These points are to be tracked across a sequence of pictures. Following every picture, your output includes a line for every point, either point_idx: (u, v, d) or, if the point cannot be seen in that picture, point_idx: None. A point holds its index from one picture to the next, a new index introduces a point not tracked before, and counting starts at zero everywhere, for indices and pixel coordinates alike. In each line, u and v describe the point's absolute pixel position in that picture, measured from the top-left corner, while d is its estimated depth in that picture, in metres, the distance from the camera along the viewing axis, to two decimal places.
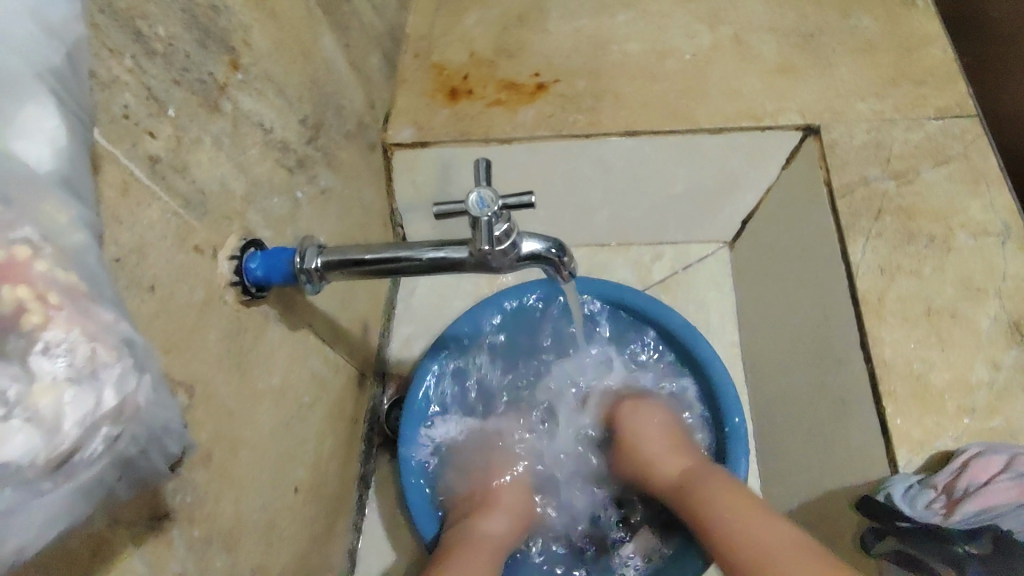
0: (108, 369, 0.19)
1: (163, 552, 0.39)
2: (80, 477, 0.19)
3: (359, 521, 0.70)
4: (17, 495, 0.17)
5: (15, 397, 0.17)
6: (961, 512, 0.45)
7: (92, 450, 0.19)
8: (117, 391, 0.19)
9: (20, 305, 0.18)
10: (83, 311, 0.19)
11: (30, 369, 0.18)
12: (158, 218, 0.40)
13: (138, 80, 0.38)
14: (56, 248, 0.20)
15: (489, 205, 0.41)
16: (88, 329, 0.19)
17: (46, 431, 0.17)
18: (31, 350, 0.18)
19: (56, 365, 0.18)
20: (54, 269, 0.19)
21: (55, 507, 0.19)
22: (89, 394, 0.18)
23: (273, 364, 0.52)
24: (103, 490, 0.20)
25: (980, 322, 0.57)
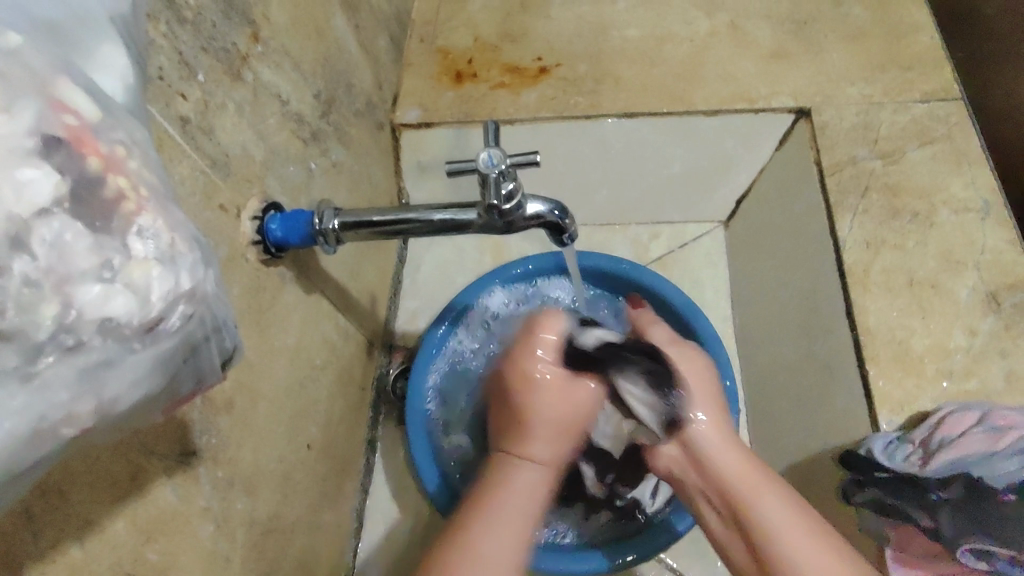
0: (187, 257, 0.21)
1: (191, 485, 0.41)
2: (161, 348, 0.21)
3: (365, 484, 0.73)
4: (114, 352, 0.19)
5: (118, 266, 0.19)
6: (936, 461, 0.48)
7: (172, 323, 0.21)
8: (193, 275, 0.21)
9: (120, 192, 0.20)
10: (164, 207, 0.21)
11: (127, 245, 0.19)
12: (187, 176, 0.42)
13: (171, 44, 0.41)
14: (143, 154, 0.22)
15: (498, 163, 0.44)
16: (170, 221, 0.21)
17: (139, 300, 0.19)
18: (129, 230, 0.20)
19: (147, 246, 0.20)
20: (143, 169, 0.21)
21: (139, 371, 0.21)
22: (172, 273, 0.20)
23: (289, 323, 0.55)
24: (175, 367, 0.23)
25: (959, 293, 0.59)
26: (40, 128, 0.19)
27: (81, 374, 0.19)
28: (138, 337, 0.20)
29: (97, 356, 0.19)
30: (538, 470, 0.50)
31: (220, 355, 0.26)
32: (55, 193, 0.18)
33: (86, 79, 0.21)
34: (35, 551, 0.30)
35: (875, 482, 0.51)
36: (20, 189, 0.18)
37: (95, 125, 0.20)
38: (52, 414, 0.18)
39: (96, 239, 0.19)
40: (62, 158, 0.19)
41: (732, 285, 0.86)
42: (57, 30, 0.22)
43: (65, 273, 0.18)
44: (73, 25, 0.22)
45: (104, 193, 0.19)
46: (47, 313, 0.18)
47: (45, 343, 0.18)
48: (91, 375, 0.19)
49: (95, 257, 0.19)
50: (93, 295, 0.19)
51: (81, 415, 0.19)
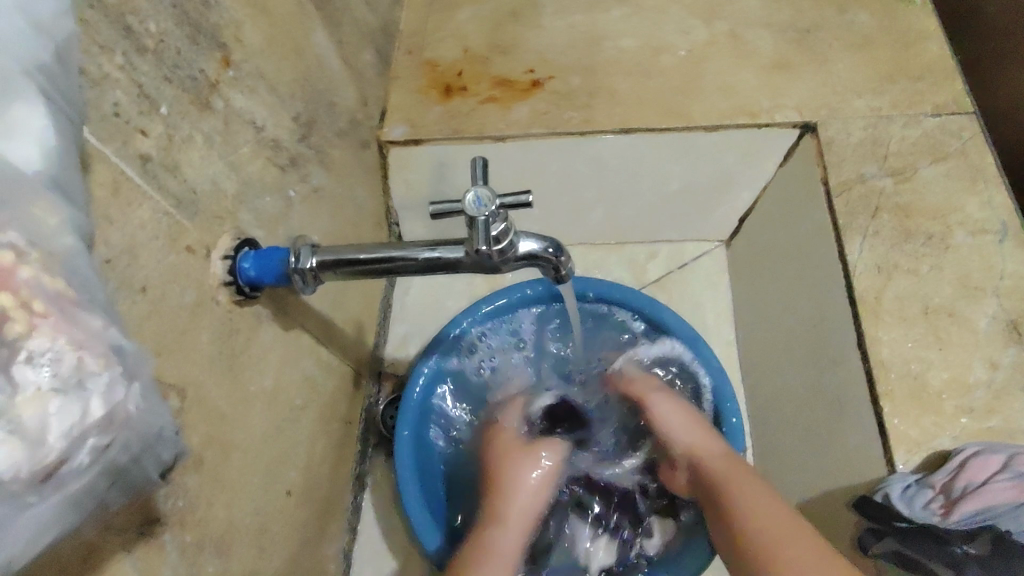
0: (97, 379, 0.20)
1: (155, 556, 0.38)
2: (68, 487, 0.20)
3: (354, 522, 0.69)
4: (6, 510, 0.18)
5: (1, 408, 0.18)
6: (958, 512, 0.45)
7: (80, 461, 0.20)
8: (104, 402, 0.20)
9: (5, 312, 0.19)
10: (71, 318, 0.20)
11: (15, 379, 0.18)
12: (149, 219, 0.39)
13: (128, 77, 0.37)
14: (45, 251, 0.21)
15: (486, 205, 0.40)
16: (76, 338, 0.20)
17: (30, 443, 0.18)
18: (16, 360, 0.18)
19: (43, 375, 0.19)
20: (41, 276, 0.20)
21: (50, 514, 0.20)
22: (75, 404, 0.19)
23: (266, 365, 0.51)
24: (93, 496, 0.22)
25: (978, 322, 0.56)
26: None
27: None
28: (33, 488, 0.19)
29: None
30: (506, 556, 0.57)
31: (156, 465, 0.27)
32: None
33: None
34: None
35: (895, 532, 0.48)
36: None
37: None
38: None
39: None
40: None
41: (735, 306, 0.82)
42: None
43: None
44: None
45: None
46: None
47: None
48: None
49: None
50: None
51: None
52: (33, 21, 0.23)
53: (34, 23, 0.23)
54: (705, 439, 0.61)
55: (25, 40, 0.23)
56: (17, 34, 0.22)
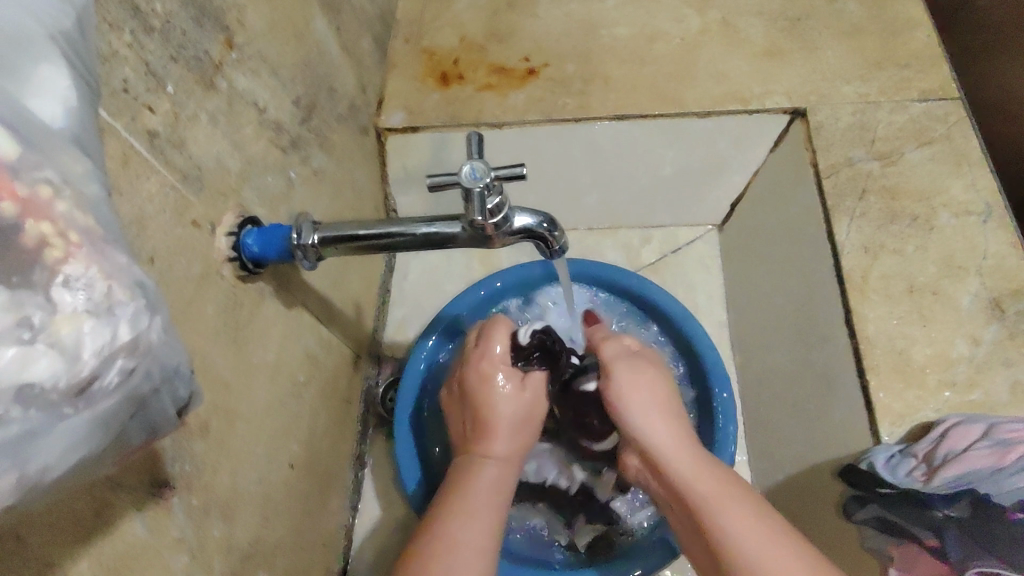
0: (126, 306, 0.20)
1: (163, 518, 0.39)
2: (98, 407, 0.20)
3: (354, 499, 0.71)
4: (43, 420, 0.18)
5: (40, 323, 0.18)
6: (940, 478, 0.47)
7: (110, 381, 0.20)
8: (132, 327, 0.20)
9: (42, 239, 0.19)
10: (102, 253, 0.20)
11: (53, 299, 0.19)
12: (157, 191, 0.40)
13: (136, 54, 0.39)
14: (75, 191, 0.20)
15: (482, 176, 0.42)
16: (107, 268, 0.20)
17: (68, 358, 0.18)
18: (53, 281, 0.19)
19: (77, 297, 0.19)
20: (74, 212, 0.20)
21: (78, 435, 0.20)
22: (106, 327, 0.19)
23: (268, 340, 0.52)
24: (120, 425, 0.22)
25: (960, 299, 0.58)
26: None
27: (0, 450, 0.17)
28: (67, 401, 0.19)
29: (19, 427, 0.18)
30: (501, 466, 0.52)
31: (174, 405, 0.25)
32: None
33: (11, 109, 0.19)
34: None
35: (879, 499, 0.49)
36: None
37: (14, 165, 0.19)
38: None
39: (13, 295, 0.18)
40: None
41: (727, 289, 0.84)
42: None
43: None
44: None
45: (23, 242, 0.18)
46: None
47: None
48: (15, 446, 0.18)
49: (12, 316, 0.18)
50: (10, 358, 0.17)
51: (4, 490, 0.18)
52: None
53: None
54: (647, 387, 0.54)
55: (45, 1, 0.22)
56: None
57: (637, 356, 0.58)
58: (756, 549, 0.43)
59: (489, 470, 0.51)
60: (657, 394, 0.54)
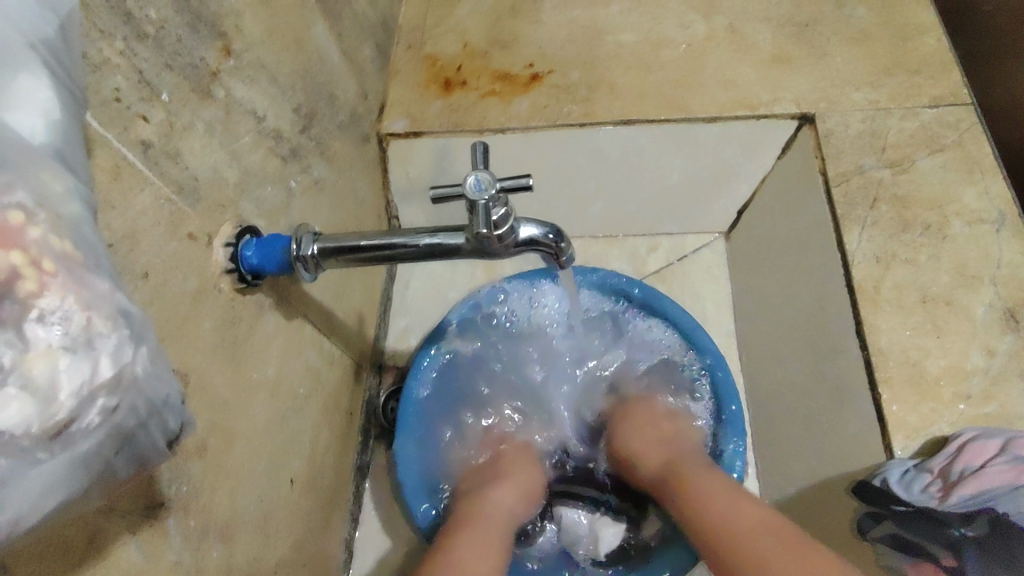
0: (106, 339, 0.19)
1: (158, 540, 0.38)
2: (77, 448, 0.19)
3: (355, 513, 0.70)
4: (15, 464, 0.17)
5: (11, 363, 0.17)
6: (956, 495, 0.46)
7: (89, 421, 0.19)
8: (115, 362, 0.19)
9: (14, 270, 0.17)
10: (80, 280, 0.19)
11: (26, 336, 0.17)
12: (151, 204, 0.39)
13: (129, 63, 0.38)
14: (52, 213, 0.19)
15: (486, 188, 0.41)
16: (86, 298, 0.19)
17: (41, 400, 0.17)
18: (26, 316, 0.17)
19: (53, 333, 0.18)
20: (49, 237, 0.19)
21: (54, 476, 0.19)
22: (85, 363, 0.18)
23: (268, 354, 0.51)
24: (102, 462, 0.21)
25: (975, 310, 0.57)
26: None
27: None
28: (42, 445, 0.18)
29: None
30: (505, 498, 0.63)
31: (164, 437, 0.24)
32: None
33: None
34: None
35: (893, 516, 0.49)
36: None
37: None
38: None
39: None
40: None
41: (735, 298, 0.83)
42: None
43: None
44: None
45: None
46: None
47: None
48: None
49: None
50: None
51: None
52: None
53: None
54: (646, 425, 0.69)
55: (26, 9, 0.21)
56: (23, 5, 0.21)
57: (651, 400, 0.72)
58: (741, 527, 0.51)
59: (484, 516, 0.60)
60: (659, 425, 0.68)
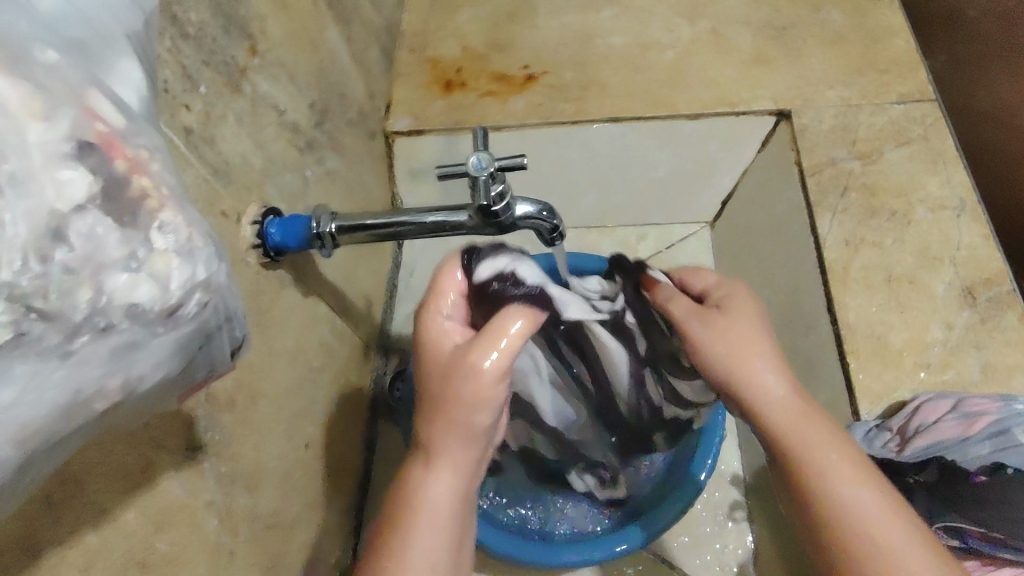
0: (203, 250, 0.23)
1: (196, 479, 0.43)
2: (180, 333, 0.23)
3: (364, 483, 0.75)
4: (141, 334, 0.21)
5: (143, 257, 0.21)
6: (911, 448, 0.51)
7: (190, 310, 0.23)
8: (209, 269, 0.23)
9: (143, 192, 0.22)
10: (181, 206, 0.23)
11: (150, 239, 0.21)
12: (190, 184, 0.44)
13: (175, 59, 0.43)
14: (164, 158, 0.24)
15: (486, 166, 0.45)
16: (187, 217, 0.23)
17: (160, 287, 0.21)
18: (152, 224, 0.21)
19: (168, 239, 0.22)
20: (163, 172, 0.23)
21: (163, 356, 0.23)
22: (189, 265, 0.22)
23: (287, 325, 0.56)
24: (191, 354, 0.24)
25: (936, 288, 0.62)
26: (76, 134, 0.20)
27: (109, 358, 0.20)
28: (160, 323, 0.22)
29: (123, 338, 0.21)
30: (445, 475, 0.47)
31: (232, 343, 0.28)
32: (89, 190, 0.20)
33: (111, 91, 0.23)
34: (56, 537, 0.32)
35: None
36: (60, 188, 0.20)
37: (122, 132, 0.22)
38: (85, 389, 0.20)
39: (124, 233, 0.21)
40: (95, 161, 0.21)
41: None
42: (84, 48, 0.23)
43: (100, 262, 0.20)
44: (101, 44, 0.24)
45: (129, 192, 0.21)
46: (83, 297, 0.20)
47: (81, 324, 0.20)
48: (120, 355, 0.21)
49: (124, 248, 0.20)
50: (121, 283, 0.20)
51: (109, 394, 0.21)
52: None
53: None
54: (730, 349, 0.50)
55: (127, 7, 0.26)
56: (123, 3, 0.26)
57: (731, 292, 0.54)
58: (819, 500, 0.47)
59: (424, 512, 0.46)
60: (751, 340, 0.50)
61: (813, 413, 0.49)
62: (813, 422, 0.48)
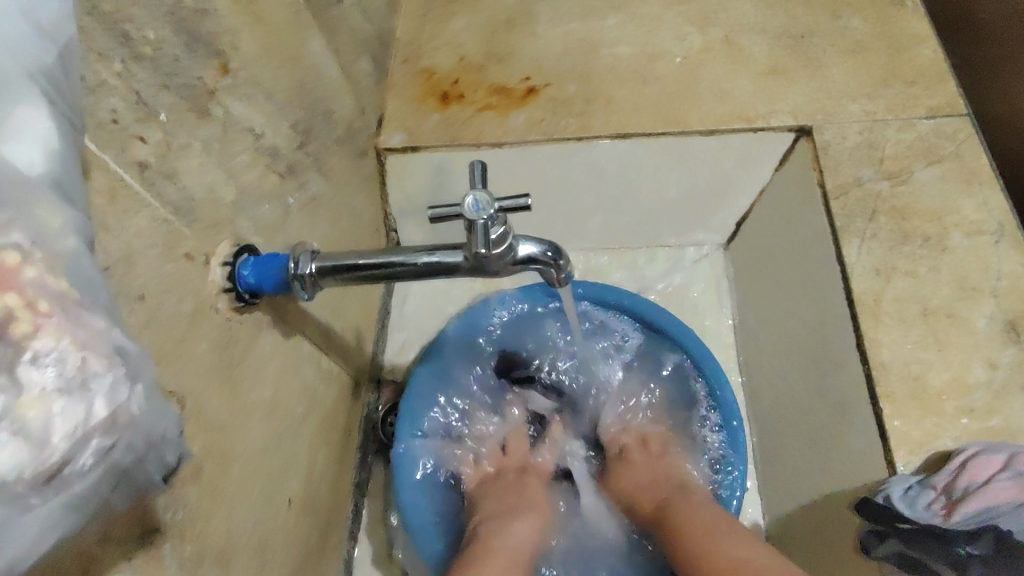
0: (100, 380, 0.20)
1: (154, 567, 0.37)
2: (72, 489, 0.21)
3: (354, 532, 0.69)
4: (12, 510, 0.19)
5: (4, 408, 0.18)
6: (960, 513, 0.46)
7: (82, 463, 0.20)
8: (108, 402, 0.20)
9: (9, 312, 0.19)
10: (74, 319, 0.20)
11: (19, 380, 0.19)
12: (147, 226, 0.39)
13: (125, 84, 0.37)
14: (48, 249, 0.21)
15: (485, 208, 0.40)
16: (79, 340, 0.20)
17: (34, 445, 0.19)
18: (21, 359, 0.19)
19: (46, 375, 0.19)
20: (44, 276, 0.20)
21: (50, 516, 0.20)
22: (77, 405, 0.19)
23: (265, 373, 0.51)
24: (98, 499, 0.22)
25: (977, 322, 0.56)
26: None
27: None
28: (34, 491, 0.19)
29: None
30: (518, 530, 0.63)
31: (163, 467, 0.26)
32: None
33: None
34: None
35: (897, 533, 0.49)
36: None
37: None
38: None
39: None
40: None
41: (737, 309, 0.83)
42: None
43: None
44: None
45: None
46: None
47: None
48: None
49: None
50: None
51: None
52: (37, 21, 0.23)
53: (38, 23, 0.23)
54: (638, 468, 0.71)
55: (28, 41, 0.23)
56: (24, 39, 0.23)
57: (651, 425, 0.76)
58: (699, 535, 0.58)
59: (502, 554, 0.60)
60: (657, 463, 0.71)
61: (675, 501, 0.64)
62: (694, 510, 0.61)
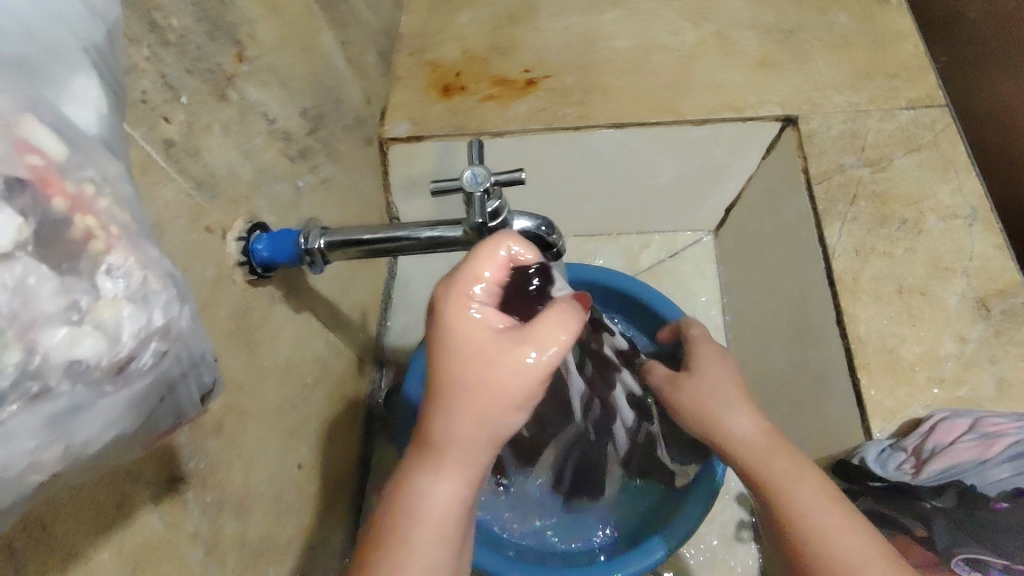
0: (159, 295, 0.22)
1: (179, 510, 0.41)
2: (136, 386, 0.22)
3: (360, 500, 0.72)
4: (90, 395, 0.21)
5: (86, 307, 0.21)
6: (927, 471, 0.50)
7: (144, 362, 0.22)
8: (164, 314, 0.23)
9: (88, 232, 0.21)
10: (136, 245, 0.23)
11: (96, 285, 0.21)
12: (173, 199, 0.42)
13: (154, 68, 0.41)
14: (114, 190, 0.23)
15: (483, 181, 0.44)
16: (142, 259, 0.23)
17: (109, 340, 0.21)
18: (97, 269, 0.21)
19: (117, 285, 0.21)
20: (113, 208, 0.23)
21: (118, 410, 0.22)
22: (142, 312, 0.22)
23: (279, 342, 0.54)
24: (151, 407, 0.24)
25: (948, 300, 0.60)
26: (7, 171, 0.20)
27: (56, 419, 0.20)
28: (109, 379, 0.21)
29: (68, 399, 0.20)
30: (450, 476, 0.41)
31: (199, 389, 0.28)
32: (17, 236, 0.20)
33: (56, 115, 0.22)
34: None
35: (869, 492, 0.54)
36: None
37: (63, 164, 0.21)
38: (23, 460, 0.20)
39: (62, 281, 0.20)
40: (27, 201, 0.20)
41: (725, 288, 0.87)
42: (27, 66, 0.22)
43: (32, 319, 0.19)
44: (45, 56, 0.22)
45: (71, 234, 0.21)
46: (13, 360, 0.19)
47: (13, 390, 0.19)
48: (65, 419, 0.20)
49: (62, 300, 0.20)
50: (60, 339, 0.20)
51: (53, 458, 0.21)
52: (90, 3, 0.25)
53: (91, 4, 0.25)
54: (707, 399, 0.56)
55: (85, 19, 0.25)
56: (77, 14, 0.24)
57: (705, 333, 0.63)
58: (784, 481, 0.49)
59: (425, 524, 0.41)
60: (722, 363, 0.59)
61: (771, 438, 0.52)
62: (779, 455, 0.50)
